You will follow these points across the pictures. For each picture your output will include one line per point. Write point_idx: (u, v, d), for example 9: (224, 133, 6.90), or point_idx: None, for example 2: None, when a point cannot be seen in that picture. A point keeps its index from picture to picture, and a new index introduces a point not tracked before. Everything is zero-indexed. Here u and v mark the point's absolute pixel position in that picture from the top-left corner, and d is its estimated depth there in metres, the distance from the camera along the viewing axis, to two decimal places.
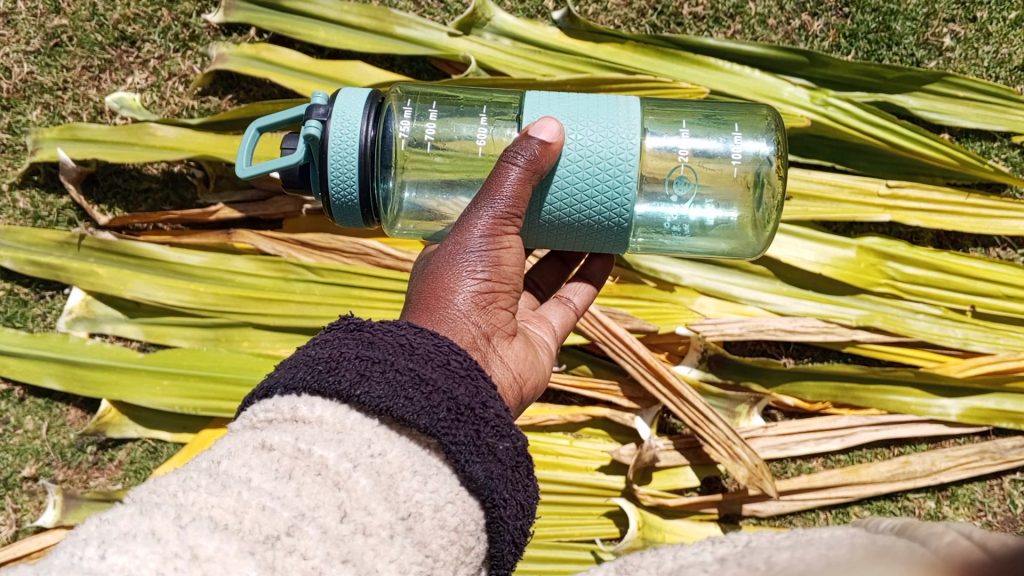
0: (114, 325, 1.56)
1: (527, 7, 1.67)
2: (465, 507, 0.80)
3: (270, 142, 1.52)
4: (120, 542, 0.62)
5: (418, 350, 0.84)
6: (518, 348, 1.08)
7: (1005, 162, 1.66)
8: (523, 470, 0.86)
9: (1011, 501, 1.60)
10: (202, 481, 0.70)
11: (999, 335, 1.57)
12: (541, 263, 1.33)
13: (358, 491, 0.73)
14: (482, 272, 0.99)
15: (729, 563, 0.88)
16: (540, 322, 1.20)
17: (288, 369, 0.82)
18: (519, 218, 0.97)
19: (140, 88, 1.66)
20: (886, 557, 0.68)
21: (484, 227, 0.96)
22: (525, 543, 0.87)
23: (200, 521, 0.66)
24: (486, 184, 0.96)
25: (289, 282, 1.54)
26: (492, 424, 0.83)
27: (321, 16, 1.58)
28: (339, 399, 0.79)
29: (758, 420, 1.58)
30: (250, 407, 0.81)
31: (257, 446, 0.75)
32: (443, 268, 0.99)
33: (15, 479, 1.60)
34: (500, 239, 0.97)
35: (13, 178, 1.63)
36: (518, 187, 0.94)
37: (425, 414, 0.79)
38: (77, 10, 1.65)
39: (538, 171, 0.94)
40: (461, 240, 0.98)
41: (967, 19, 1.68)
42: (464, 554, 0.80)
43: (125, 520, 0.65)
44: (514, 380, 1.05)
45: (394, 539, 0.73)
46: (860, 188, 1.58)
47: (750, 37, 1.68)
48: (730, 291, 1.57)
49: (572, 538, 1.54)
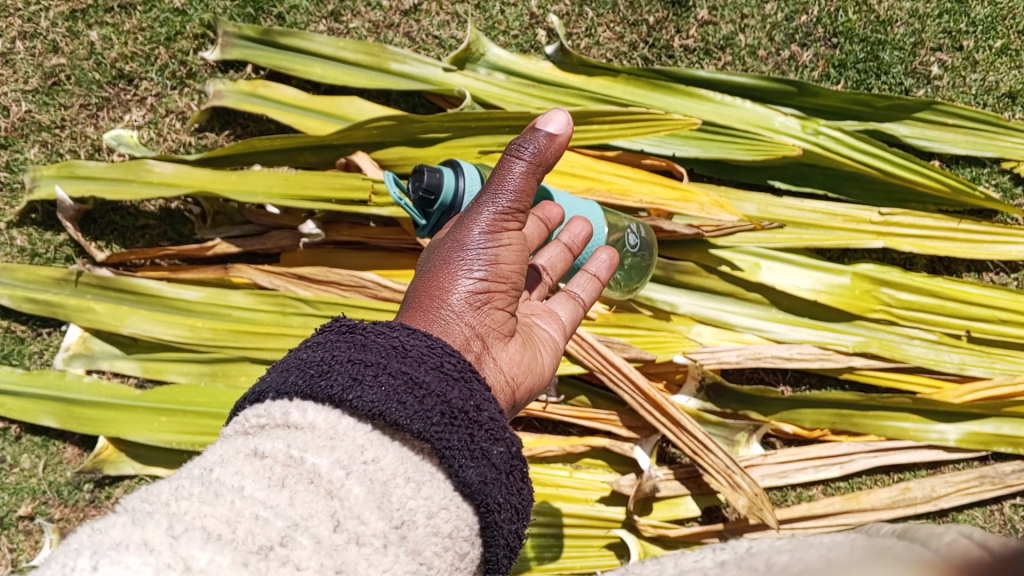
0: (112, 362, 1.56)
1: (521, 42, 1.70)
2: (459, 512, 0.80)
3: (264, 180, 1.51)
4: (112, 553, 0.61)
5: (411, 353, 0.85)
6: (515, 352, 1.09)
7: (995, 188, 1.69)
8: (517, 475, 0.87)
9: (1012, 526, 1.62)
10: (194, 489, 0.70)
11: (995, 359, 1.58)
12: (549, 249, 1.27)
13: (351, 499, 0.73)
14: (479, 272, 1.03)
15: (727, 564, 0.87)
16: (549, 316, 1.21)
17: (281, 373, 0.83)
18: (519, 216, 1.05)
19: (137, 125, 1.68)
20: (886, 552, 0.72)
21: (484, 224, 1.03)
22: (519, 547, 0.87)
23: (193, 531, 0.65)
24: (492, 180, 1.04)
25: (286, 315, 1.54)
26: (486, 427, 0.84)
27: (317, 53, 1.60)
28: (331, 403, 0.79)
29: (756, 448, 1.58)
30: (241, 412, 0.82)
31: (249, 453, 0.75)
32: (441, 265, 1.03)
33: (11, 518, 1.59)
34: (498, 237, 1.04)
35: (10, 217, 1.63)
36: (520, 178, 1.02)
37: (419, 418, 0.79)
38: (75, 49, 1.67)
39: (542, 164, 1.03)
40: (460, 237, 1.03)
41: (954, 48, 1.71)
42: (457, 560, 0.80)
43: (116, 530, 0.63)
44: (508, 383, 1.06)
45: (388, 547, 0.73)
46: (853, 216, 1.59)
47: (741, 68, 1.71)
48: (726, 318, 1.58)
49: (573, 570, 1.53)
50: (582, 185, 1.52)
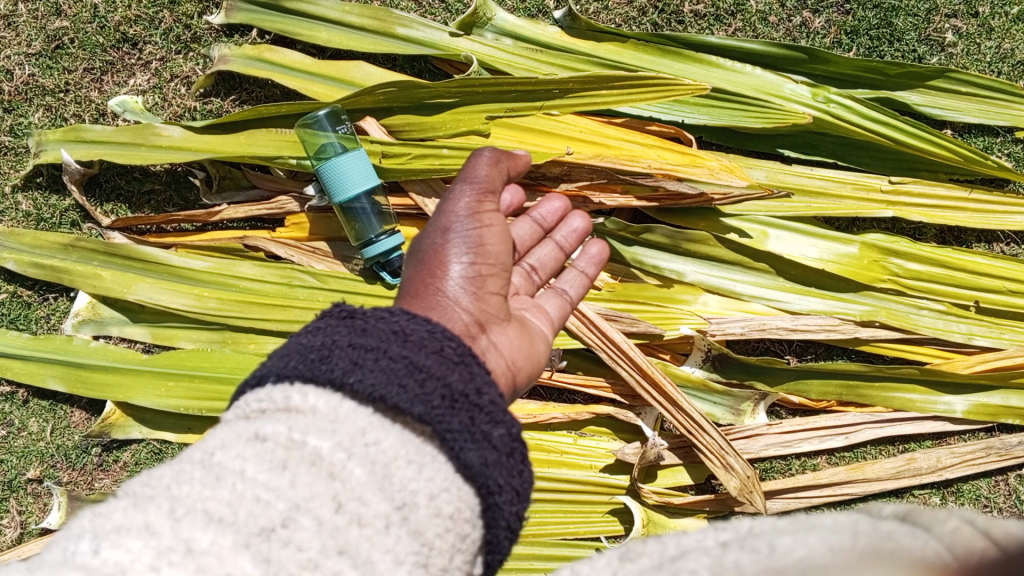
0: (120, 328, 1.57)
1: (528, 6, 1.68)
2: (461, 494, 0.79)
3: (271, 142, 1.51)
4: (114, 536, 0.64)
5: (411, 337, 0.85)
6: (514, 339, 1.13)
7: (1008, 157, 1.68)
8: (518, 456, 0.86)
9: (1017, 496, 1.62)
10: (195, 473, 0.72)
11: (1004, 330, 1.57)
12: (540, 246, 1.36)
13: (353, 482, 0.73)
14: (467, 258, 1.11)
15: (729, 543, 0.76)
16: (539, 310, 1.25)
17: (282, 358, 0.83)
18: (492, 207, 1.18)
19: (142, 90, 1.67)
20: (893, 540, 0.76)
21: (465, 214, 1.14)
22: (520, 528, 0.85)
23: (195, 514, 0.67)
24: (463, 178, 1.19)
25: (292, 287, 1.53)
26: (486, 411, 0.84)
27: (323, 17, 1.58)
28: (332, 386, 0.80)
29: (762, 418, 1.57)
30: (243, 396, 0.82)
31: (250, 437, 0.76)
32: (431, 257, 1.11)
33: (20, 481, 1.61)
34: (479, 227, 1.14)
35: (16, 181, 1.63)
36: (489, 173, 1.19)
37: (420, 402, 0.80)
38: (78, 12, 1.66)
39: (500, 162, 1.22)
40: (446, 229, 1.13)
41: (969, 14, 1.68)
42: (459, 541, 0.79)
43: (118, 514, 0.67)
44: (508, 367, 1.09)
45: (389, 529, 0.73)
46: (862, 184, 1.57)
47: (751, 34, 1.68)
48: (732, 287, 1.56)
49: (577, 536, 1.55)
50: (592, 151, 1.53)
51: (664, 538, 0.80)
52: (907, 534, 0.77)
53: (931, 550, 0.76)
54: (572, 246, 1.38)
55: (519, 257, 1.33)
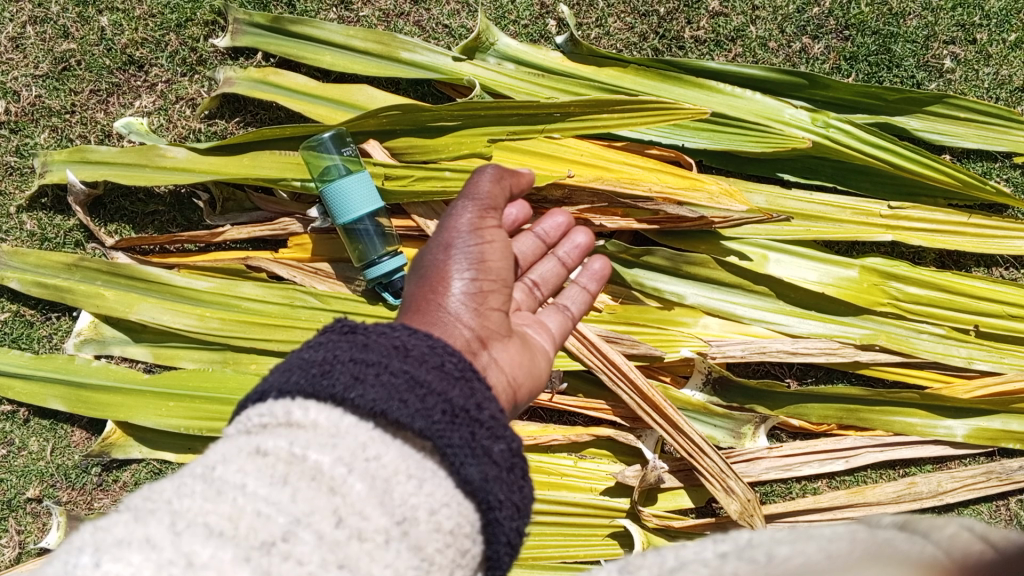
0: (122, 348, 1.57)
1: (530, 32, 1.70)
2: (461, 510, 0.80)
3: (274, 164, 1.52)
4: (115, 550, 0.64)
5: (412, 352, 0.86)
6: (515, 355, 1.13)
7: (1007, 182, 1.69)
8: (518, 472, 0.85)
9: (1018, 521, 1.62)
10: (196, 487, 0.72)
11: (1004, 354, 1.58)
12: (542, 263, 1.37)
13: (353, 496, 0.73)
14: (469, 274, 1.12)
15: (728, 553, 0.75)
16: (540, 326, 1.25)
17: (283, 373, 0.84)
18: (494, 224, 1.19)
19: (148, 111, 1.68)
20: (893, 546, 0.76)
21: (467, 230, 1.15)
22: (521, 545, 0.85)
23: (195, 527, 0.67)
24: (466, 195, 1.20)
25: (294, 308, 1.54)
26: (486, 426, 0.84)
27: (327, 41, 1.60)
28: (333, 402, 0.80)
29: (763, 441, 1.57)
30: (244, 412, 0.82)
31: (251, 451, 0.76)
32: (433, 273, 1.12)
33: (19, 500, 1.61)
34: (481, 244, 1.15)
35: (21, 201, 1.64)
36: (492, 190, 1.20)
37: (421, 417, 0.80)
38: (85, 35, 1.68)
39: (503, 179, 1.23)
40: (448, 245, 1.14)
41: (967, 41, 1.71)
42: (458, 556, 0.79)
43: (119, 527, 0.66)
44: (509, 384, 1.09)
45: (389, 544, 0.73)
46: (862, 209, 1.59)
47: (751, 60, 1.71)
48: (732, 310, 1.57)
49: (577, 559, 1.54)
50: (592, 174, 1.54)
51: (663, 550, 0.79)
52: (903, 538, 0.78)
53: (929, 553, 0.76)
54: (575, 262, 1.39)
55: (521, 273, 1.34)
